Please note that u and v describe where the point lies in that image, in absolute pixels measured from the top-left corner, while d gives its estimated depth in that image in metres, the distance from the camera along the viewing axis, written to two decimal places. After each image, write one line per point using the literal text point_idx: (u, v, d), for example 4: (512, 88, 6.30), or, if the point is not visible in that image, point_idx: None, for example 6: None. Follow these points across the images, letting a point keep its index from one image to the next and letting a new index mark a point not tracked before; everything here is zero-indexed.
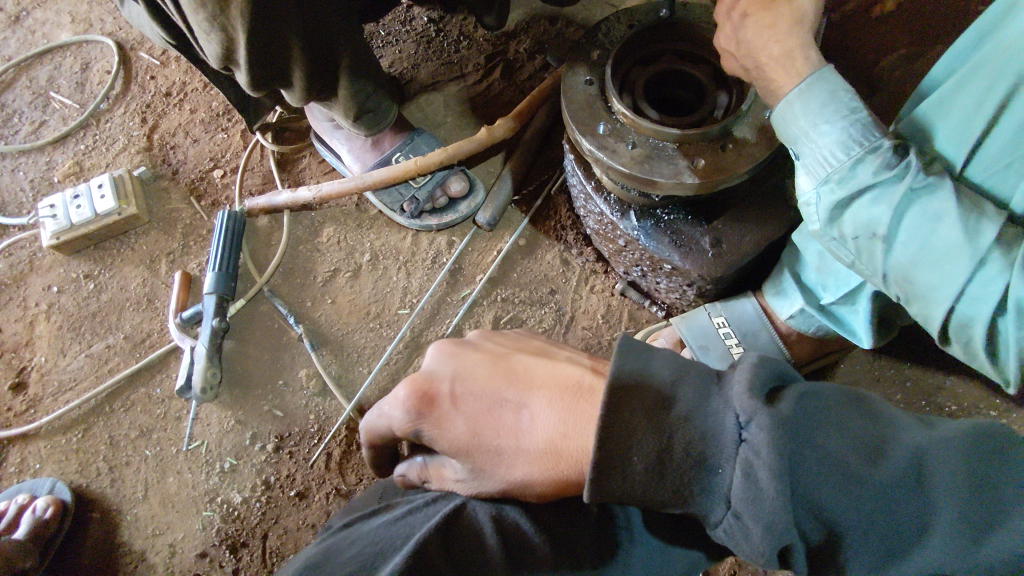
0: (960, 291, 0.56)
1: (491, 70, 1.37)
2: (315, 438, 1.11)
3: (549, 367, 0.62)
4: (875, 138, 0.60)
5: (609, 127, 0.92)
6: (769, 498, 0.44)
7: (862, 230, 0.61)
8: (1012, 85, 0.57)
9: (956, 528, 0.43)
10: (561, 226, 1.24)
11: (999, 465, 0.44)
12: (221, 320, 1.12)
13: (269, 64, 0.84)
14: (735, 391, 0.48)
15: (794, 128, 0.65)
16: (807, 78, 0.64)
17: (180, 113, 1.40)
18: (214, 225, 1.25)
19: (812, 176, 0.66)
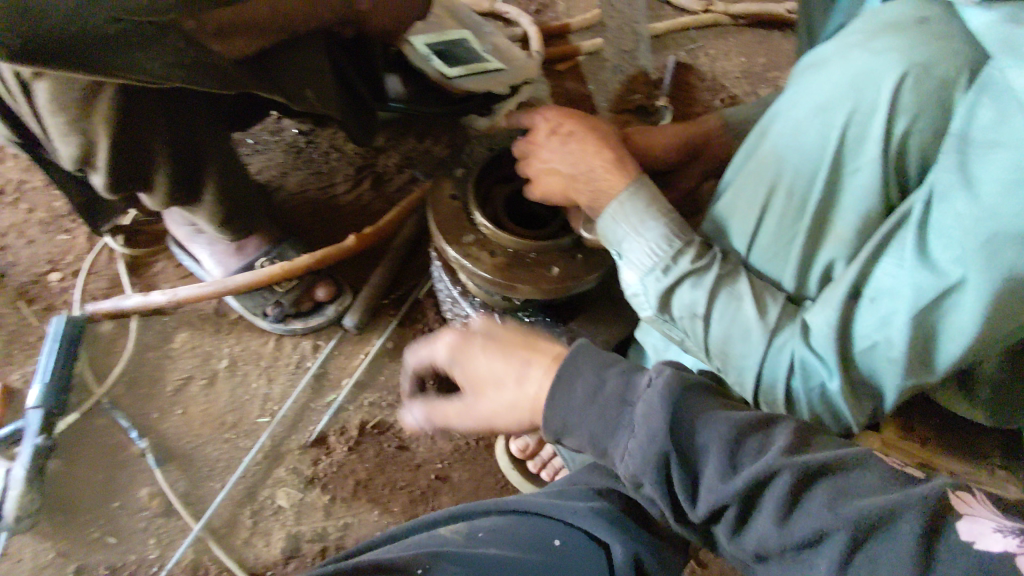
0: (761, 358, 0.65)
1: (360, 181, 1.43)
2: (153, 567, 1.00)
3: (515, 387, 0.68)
4: (688, 234, 0.70)
5: (473, 237, 1.00)
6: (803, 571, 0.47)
7: (685, 311, 0.69)
8: (770, 186, 0.66)
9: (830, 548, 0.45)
10: (429, 328, 1.28)
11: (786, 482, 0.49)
12: (46, 438, 1.01)
13: (129, 170, 0.84)
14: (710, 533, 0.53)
15: (622, 228, 0.73)
16: (630, 185, 0.75)
17: (14, 212, 1.30)
18: (47, 332, 1.14)
19: (635, 270, 0.73)
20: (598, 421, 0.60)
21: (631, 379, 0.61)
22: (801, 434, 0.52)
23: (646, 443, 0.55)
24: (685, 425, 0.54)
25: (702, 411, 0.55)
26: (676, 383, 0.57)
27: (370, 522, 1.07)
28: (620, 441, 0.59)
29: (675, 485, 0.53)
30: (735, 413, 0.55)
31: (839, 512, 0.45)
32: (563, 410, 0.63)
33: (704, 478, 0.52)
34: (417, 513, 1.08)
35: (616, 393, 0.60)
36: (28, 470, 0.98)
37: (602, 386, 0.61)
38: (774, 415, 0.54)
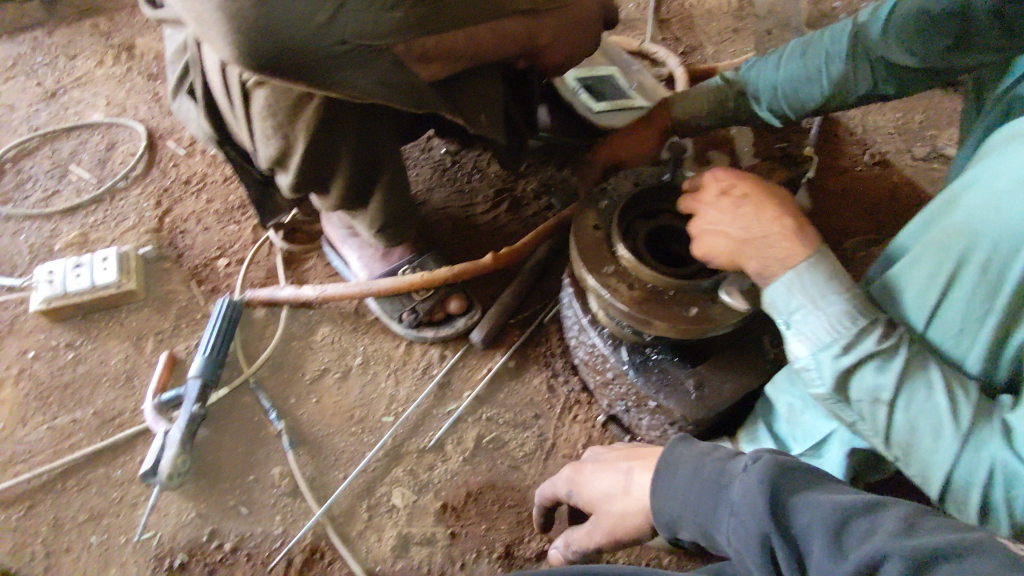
0: (954, 455, 0.60)
1: (498, 203, 1.49)
2: (278, 542, 1.06)
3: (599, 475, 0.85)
4: (875, 312, 0.67)
5: (614, 269, 1.01)
6: None
7: (867, 395, 0.66)
8: (959, 260, 0.62)
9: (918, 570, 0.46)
10: (551, 353, 1.30)
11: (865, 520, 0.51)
12: (201, 407, 1.10)
13: (315, 173, 0.92)
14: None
15: (798, 298, 0.71)
16: (809, 257, 0.72)
17: (196, 201, 1.45)
18: (211, 311, 1.26)
19: (807, 343, 0.70)
20: (698, 505, 0.65)
21: (726, 464, 0.65)
22: (913, 517, 0.50)
23: (750, 524, 0.57)
24: (782, 509, 0.55)
25: (802, 493, 0.56)
26: (772, 465, 0.59)
27: (477, 535, 1.08)
28: (723, 526, 0.61)
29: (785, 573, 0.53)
30: (839, 497, 0.54)
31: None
32: (669, 497, 0.69)
33: (812, 566, 0.51)
34: (523, 534, 1.09)
35: (712, 477, 0.65)
36: (183, 433, 1.07)
37: (701, 471, 0.67)
38: (882, 500, 0.53)
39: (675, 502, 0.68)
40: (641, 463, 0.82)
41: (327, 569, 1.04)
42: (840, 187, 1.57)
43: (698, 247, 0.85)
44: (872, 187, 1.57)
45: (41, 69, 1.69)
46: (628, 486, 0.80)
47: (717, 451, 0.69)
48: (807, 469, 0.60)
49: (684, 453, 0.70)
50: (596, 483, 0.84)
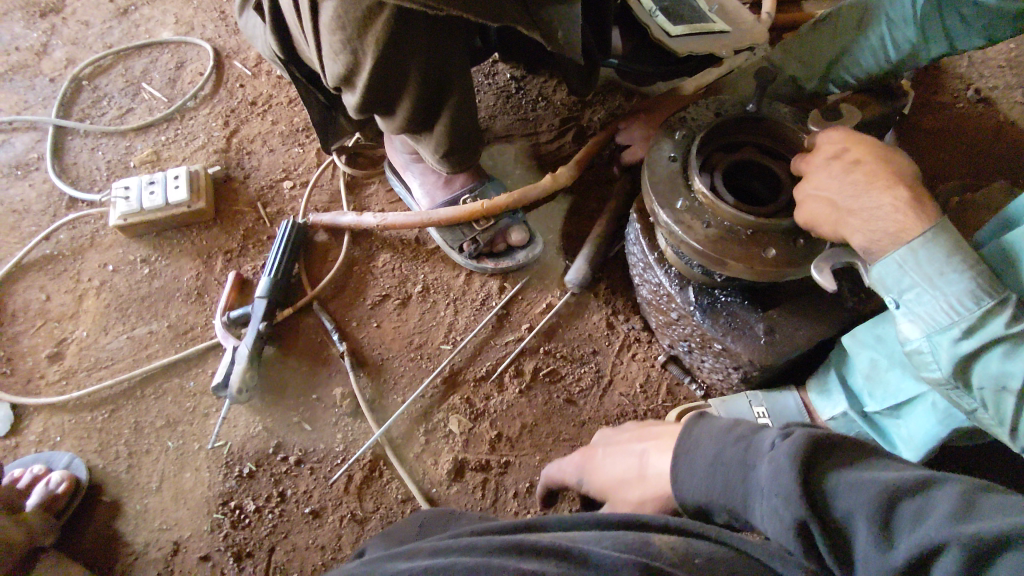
0: None
1: (564, 132, 1.43)
2: (339, 458, 1.10)
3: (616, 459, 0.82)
4: (1001, 291, 0.64)
5: (688, 204, 0.96)
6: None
7: (992, 381, 0.63)
8: None
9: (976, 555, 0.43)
10: (612, 290, 1.26)
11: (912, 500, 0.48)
12: (267, 326, 1.13)
13: (382, 92, 0.89)
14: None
15: (910, 277, 0.68)
16: (930, 228, 0.68)
17: (262, 123, 1.45)
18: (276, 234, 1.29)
19: (920, 324, 0.69)
20: (722, 487, 0.61)
21: (751, 443, 0.61)
22: (969, 498, 0.47)
23: (783, 508, 0.52)
24: (819, 490, 0.52)
25: (839, 472, 0.53)
26: (804, 443, 0.55)
27: (530, 465, 1.10)
28: (756, 509, 0.57)
29: (825, 556, 0.50)
30: (883, 476, 0.51)
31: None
32: (693, 485, 0.64)
33: (856, 553, 0.49)
34: None
35: (737, 458, 0.61)
36: (250, 349, 1.11)
37: (723, 451, 0.63)
38: (934, 479, 0.50)
39: (701, 488, 0.64)
40: (655, 443, 0.79)
41: (386, 487, 1.08)
42: (939, 124, 1.43)
43: (800, 211, 0.79)
44: (975, 125, 1.43)
45: None
46: (643, 471, 0.77)
47: (739, 428, 0.64)
48: (841, 442, 0.56)
49: (706, 432, 0.66)
50: (611, 468, 0.81)
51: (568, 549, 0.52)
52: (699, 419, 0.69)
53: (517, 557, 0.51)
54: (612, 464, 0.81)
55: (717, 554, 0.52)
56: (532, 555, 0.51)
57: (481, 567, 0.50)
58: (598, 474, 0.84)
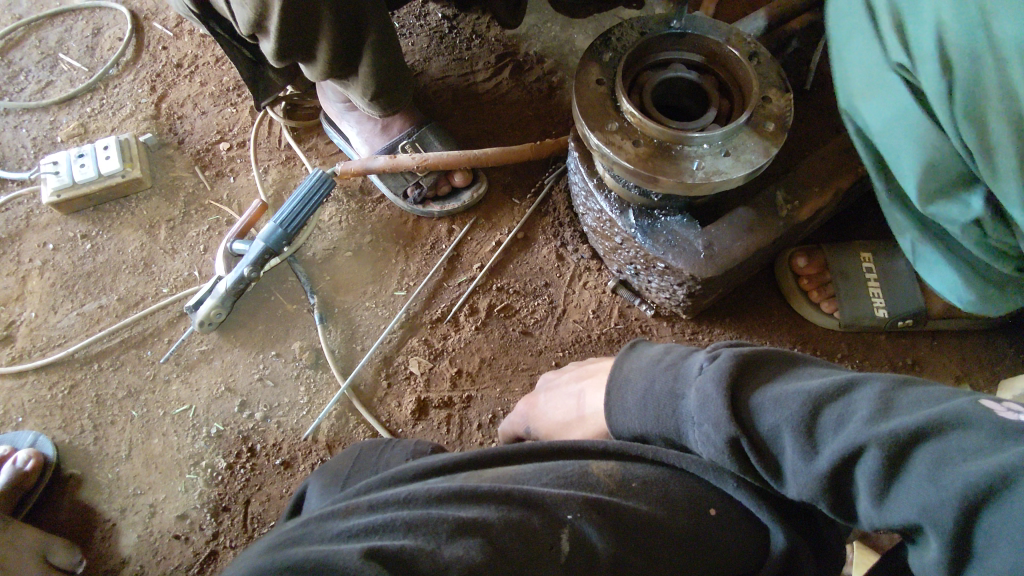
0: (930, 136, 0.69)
1: (500, 69, 1.41)
2: (304, 410, 1.13)
3: (552, 410, 0.85)
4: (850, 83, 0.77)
5: (617, 125, 0.97)
6: (890, 491, 0.44)
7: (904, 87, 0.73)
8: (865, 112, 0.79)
9: (895, 453, 0.44)
10: (559, 222, 1.28)
11: (835, 404, 0.49)
12: (253, 273, 1.12)
13: (296, 34, 0.87)
14: (790, 483, 0.50)
15: None
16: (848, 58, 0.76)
17: (190, 85, 1.41)
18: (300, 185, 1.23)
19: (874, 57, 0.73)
20: (654, 418, 0.61)
21: (679, 370, 0.61)
22: (888, 395, 0.48)
23: (714, 432, 0.53)
24: (746, 410, 0.53)
25: (764, 388, 0.54)
26: (730, 365, 0.55)
27: (492, 398, 1.13)
28: (688, 435, 0.58)
29: (757, 469, 0.52)
30: (807, 386, 0.52)
31: (940, 483, 0.42)
32: (628, 419, 0.65)
33: (786, 464, 0.50)
34: None
35: (666, 388, 0.61)
36: (228, 292, 1.12)
37: (652, 380, 0.63)
38: (857, 379, 0.51)
39: (633, 420, 0.64)
40: (591, 381, 0.82)
41: (353, 432, 1.11)
42: None
43: None
44: None
45: None
46: (581, 411, 0.79)
47: (667, 357, 0.65)
48: (765, 358, 0.57)
49: (634, 366, 0.67)
50: (553, 412, 0.84)
51: (510, 489, 0.54)
52: (629, 352, 0.70)
53: (457, 504, 0.53)
54: (553, 409, 0.84)
55: (653, 478, 0.58)
56: (474, 499, 0.54)
57: (424, 521, 0.52)
58: (541, 419, 0.87)
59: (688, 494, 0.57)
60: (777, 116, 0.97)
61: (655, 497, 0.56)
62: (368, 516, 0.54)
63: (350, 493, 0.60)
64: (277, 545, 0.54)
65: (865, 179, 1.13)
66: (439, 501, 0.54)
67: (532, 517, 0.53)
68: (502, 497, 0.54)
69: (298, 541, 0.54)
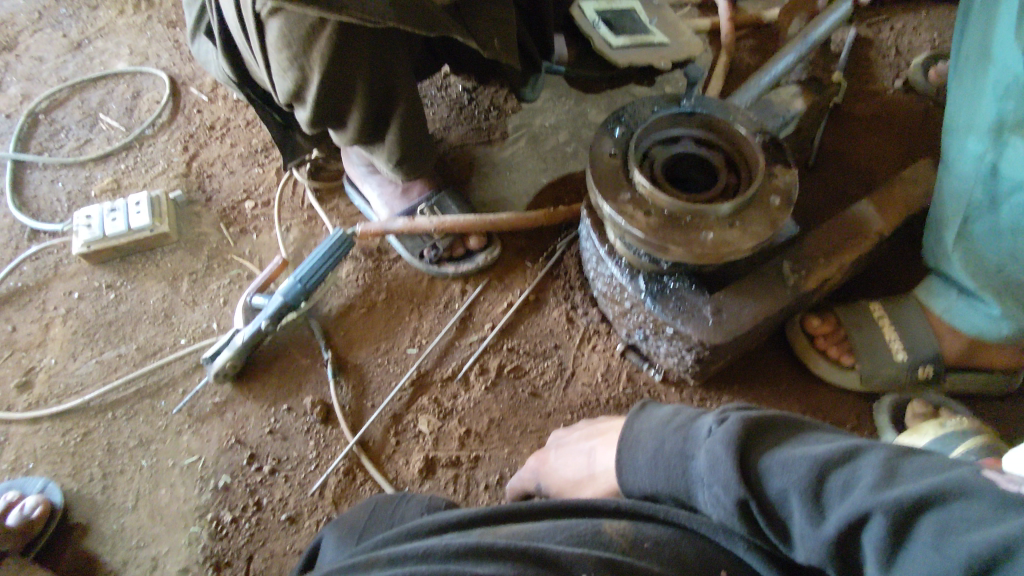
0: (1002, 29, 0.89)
1: (516, 139, 1.48)
2: (312, 465, 1.13)
3: (563, 468, 0.86)
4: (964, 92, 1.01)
5: (629, 196, 1.01)
6: (896, 559, 0.45)
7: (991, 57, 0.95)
8: None
9: (900, 522, 0.45)
10: (570, 286, 1.31)
11: (841, 470, 0.51)
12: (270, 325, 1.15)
13: (331, 104, 0.93)
14: (798, 547, 0.51)
15: None
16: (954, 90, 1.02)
17: (220, 146, 1.48)
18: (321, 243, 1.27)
19: None
20: (665, 478, 0.64)
21: (688, 432, 0.64)
22: (891, 461, 0.49)
23: (723, 493, 0.55)
24: (755, 472, 0.54)
25: (772, 452, 0.55)
26: (738, 429, 0.57)
27: (499, 458, 1.13)
28: (698, 496, 0.60)
29: (765, 531, 0.53)
30: (813, 451, 0.53)
31: (945, 552, 0.43)
32: (639, 478, 0.67)
33: (793, 527, 0.51)
34: None
35: (676, 448, 0.63)
36: (244, 344, 1.15)
37: (663, 442, 0.66)
38: (860, 445, 0.52)
39: (645, 479, 0.67)
40: (602, 440, 0.84)
41: (360, 489, 1.11)
42: (871, 110, 1.49)
43: None
44: (904, 107, 1.49)
45: (64, 19, 1.71)
46: (592, 469, 0.80)
47: (675, 419, 0.67)
48: (773, 421, 0.59)
49: (644, 427, 0.70)
50: (564, 471, 0.85)
51: (527, 546, 0.56)
52: (639, 414, 0.73)
53: (473, 562, 0.54)
54: (564, 466, 0.85)
55: (663, 537, 0.59)
56: (489, 557, 0.54)
57: None
58: (552, 475, 0.88)
59: (699, 556, 0.57)
60: (783, 190, 1.01)
61: (666, 557, 0.56)
62: (386, 571, 0.55)
63: (368, 548, 0.62)
64: None
65: (869, 251, 1.17)
66: (457, 556, 0.55)
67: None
68: (518, 553, 0.55)
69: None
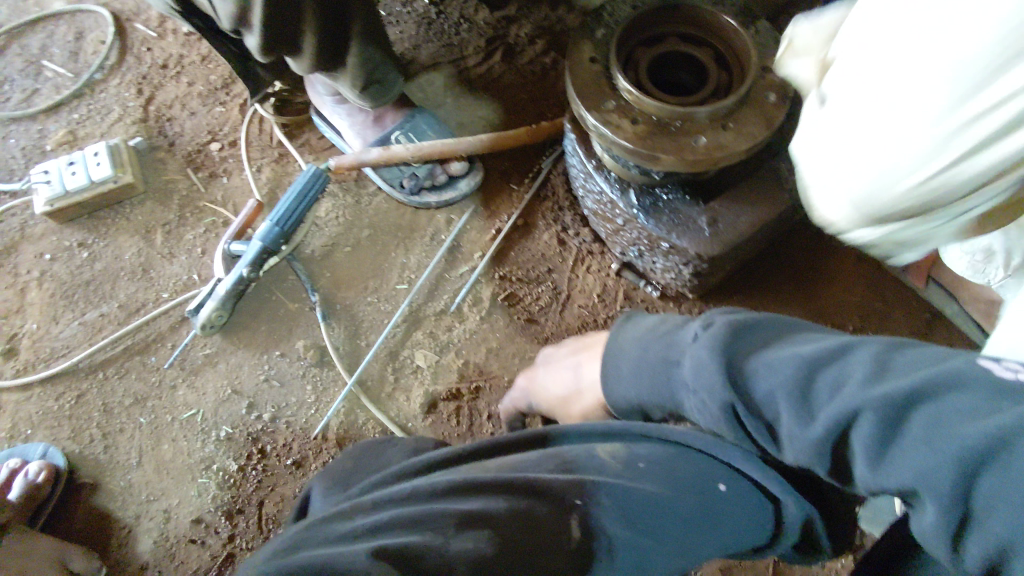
0: None
1: (491, 53, 1.39)
2: (312, 408, 1.12)
3: (552, 382, 0.84)
4: None
5: (613, 104, 0.95)
6: (887, 455, 0.43)
7: None
8: None
9: (892, 418, 0.43)
10: (559, 206, 1.26)
11: (830, 368, 0.48)
12: (252, 272, 1.11)
13: (282, 27, 0.85)
14: (788, 448, 0.50)
15: None
16: None
17: (177, 85, 1.39)
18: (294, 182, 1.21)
19: None
20: (649, 384, 0.61)
21: (672, 338, 0.61)
22: (882, 358, 0.47)
23: (709, 399, 0.53)
24: (741, 376, 0.52)
25: (758, 354, 0.53)
26: (723, 333, 0.55)
27: (501, 387, 1.12)
28: (683, 400, 0.58)
29: (753, 435, 0.52)
30: (799, 350, 0.51)
31: (937, 447, 0.41)
32: (623, 388, 0.64)
33: (781, 429, 0.50)
34: None
35: (660, 355, 0.60)
36: (227, 293, 1.12)
37: (647, 349, 0.62)
38: (848, 342, 0.50)
39: (627, 388, 0.64)
40: (587, 354, 0.81)
41: (363, 429, 1.10)
42: None
43: None
44: None
45: None
46: (579, 384, 0.78)
47: (662, 326, 0.64)
48: (758, 323, 0.57)
49: (626, 337, 0.66)
50: (552, 388, 0.83)
51: (513, 476, 0.56)
52: (623, 323, 0.69)
53: (459, 497, 0.54)
54: (552, 383, 0.83)
55: (660, 455, 0.57)
56: (476, 492, 0.55)
57: (427, 518, 0.53)
58: (542, 392, 0.86)
59: (697, 470, 0.56)
60: (778, 87, 0.95)
61: (665, 474, 0.56)
62: (370, 516, 0.55)
63: (353, 492, 0.61)
64: (281, 552, 0.54)
65: None
66: (440, 495, 0.55)
67: (537, 505, 0.54)
68: (502, 486, 0.55)
69: (303, 544, 0.54)
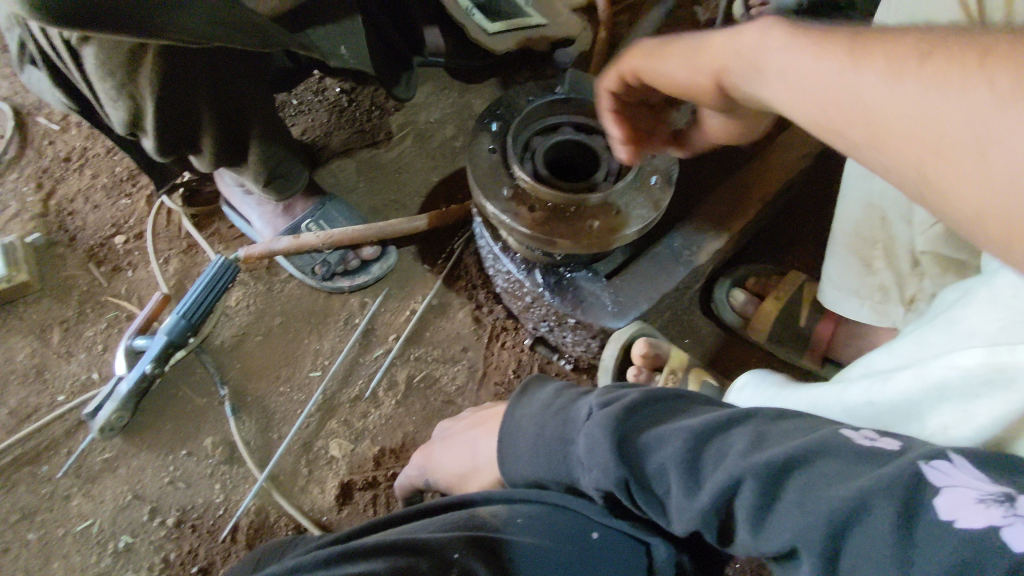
0: None
1: (402, 138, 1.43)
2: (221, 509, 1.07)
3: (448, 457, 0.85)
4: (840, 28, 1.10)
5: (512, 192, 0.99)
6: (766, 519, 0.44)
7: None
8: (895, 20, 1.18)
9: (772, 485, 0.44)
10: (472, 284, 1.29)
11: (715, 441, 0.50)
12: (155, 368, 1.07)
13: (178, 132, 0.86)
14: (679, 517, 0.51)
15: None
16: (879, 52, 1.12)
17: (80, 178, 1.36)
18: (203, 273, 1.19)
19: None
20: (546, 464, 0.63)
21: (569, 414, 0.63)
22: (760, 431, 0.49)
23: (602, 476, 0.54)
24: (633, 451, 0.54)
25: (650, 430, 0.55)
26: (618, 411, 0.57)
27: None
28: (579, 478, 0.59)
29: (643, 507, 0.53)
30: (686, 424, 0.53)
31: (808, 509, 0.42)
32: (522, 466, 0.66)
33: (672, 501, 0.51)
34: None
35: (557, 433, 0.62)
36: (128, 390, 1.07)
37: (545, 427, 0.65)
38: (732, 416, 0.52)
39: (527, 466, 0.66)
40: (484, 429, 0.82)
41: (275, 526, 1.06)
42: None
43: None
44: None
45: None
46: (474, 459, 0.80)
47: (558, 403, 0.67)
48: (654, 400, 0.59)
49: (526, 414, 0.69)
50: (449, 465, 0.84)
51: (398, 543, 0.58)
52: (521, 398, 0.72)
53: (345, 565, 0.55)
54: (449, 459, 0.83)
55: (536, 512, 0.61)
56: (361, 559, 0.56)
57: None
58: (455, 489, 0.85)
59: (570, 522, 0.59)
60: (664, 170, 1.02)
61: (538, 527, 0.59)
62: None
63: None
64: None
65: (758, 218, 1.20)
66: (328, 564, 0.57)
67: (418, 562, 0.55)
68: (389, 550, 0.57)
69: None
